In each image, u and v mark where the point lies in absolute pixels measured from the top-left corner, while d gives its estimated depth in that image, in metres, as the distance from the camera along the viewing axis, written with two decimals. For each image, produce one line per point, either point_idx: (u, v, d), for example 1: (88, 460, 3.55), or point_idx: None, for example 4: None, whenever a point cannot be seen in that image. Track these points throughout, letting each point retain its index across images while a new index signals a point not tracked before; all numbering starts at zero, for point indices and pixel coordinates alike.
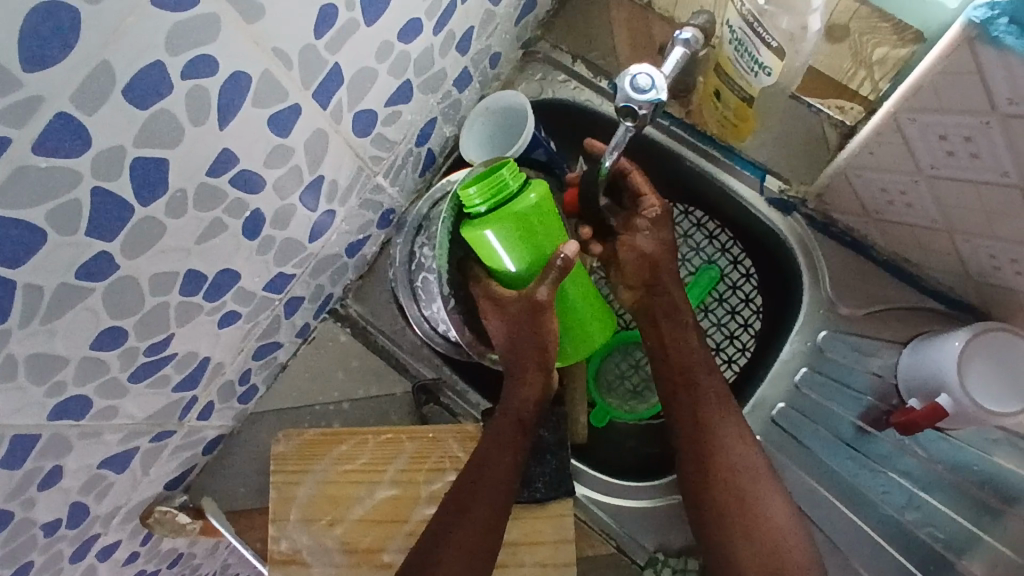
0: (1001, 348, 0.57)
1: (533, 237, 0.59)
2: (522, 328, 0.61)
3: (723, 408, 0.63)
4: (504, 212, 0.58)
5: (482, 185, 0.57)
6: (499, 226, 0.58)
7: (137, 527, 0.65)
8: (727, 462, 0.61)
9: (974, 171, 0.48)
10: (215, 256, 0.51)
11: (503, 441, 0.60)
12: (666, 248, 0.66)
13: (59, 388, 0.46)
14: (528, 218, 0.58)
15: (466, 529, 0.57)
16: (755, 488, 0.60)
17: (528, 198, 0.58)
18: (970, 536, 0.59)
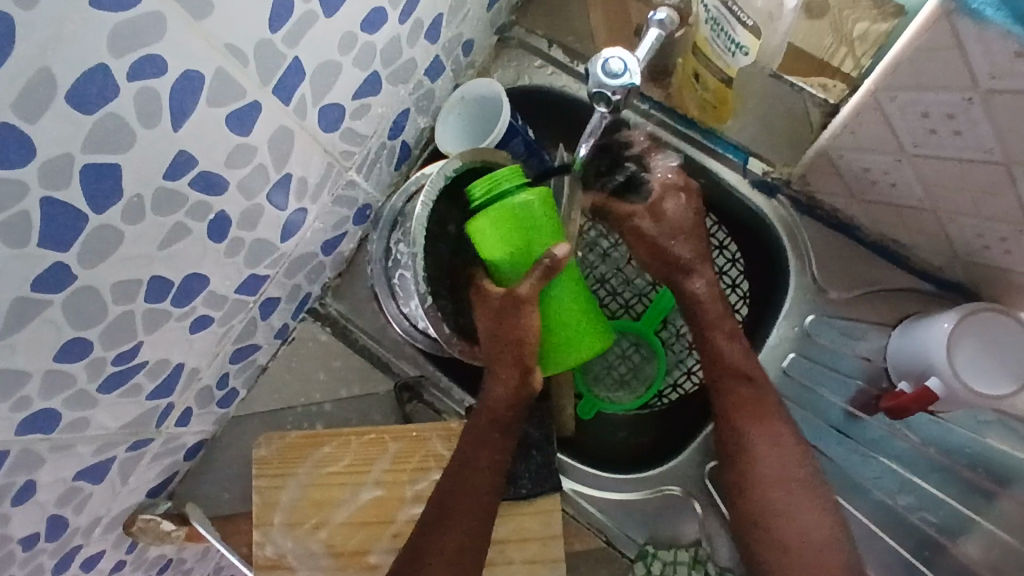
0: (990, 330, 0.56)
1: (523, 234, 0.59)
2: (503, 321, 0.59)
3: (756, 414, 0.61)
4: (496, 207, 0.58)
5: (481, 182, 0.59)
6: (490, 219, 0.58)
7: (120, 536, 0.64)
8: (749, 469, 0.60)
9: (958, 148, 0.47)
10: (182, 261, 0.50)
11: (485, 436, 0.60)
12: (676, 234, 0.65)
13: (24, 404, 0.45)
14: (521, 213, 0.58)
15: (450, 535, 0.56)
16: (774, 499, 0.59)
17: (522, 194, 0.58)
18: (963, 521, 0.57)
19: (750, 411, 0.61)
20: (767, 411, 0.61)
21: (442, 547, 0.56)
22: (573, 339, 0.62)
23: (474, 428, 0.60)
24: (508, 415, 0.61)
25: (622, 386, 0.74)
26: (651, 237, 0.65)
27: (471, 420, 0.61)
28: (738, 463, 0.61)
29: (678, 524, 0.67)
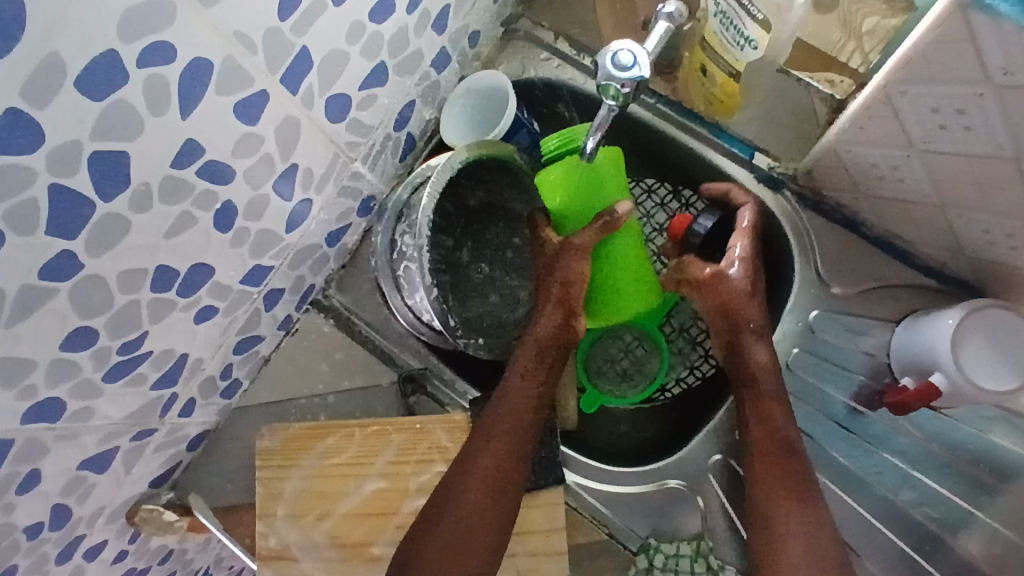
0: (996, 326, 0.56)
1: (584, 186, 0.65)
2: (556, 263, 0.64)
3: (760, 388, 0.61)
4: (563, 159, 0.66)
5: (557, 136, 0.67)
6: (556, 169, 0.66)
7: (123, 526, 0.64)
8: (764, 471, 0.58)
9: (967, 143, 0.47)
10: (187, 251, 0.49)
11: (533, 367, 0.63)
12: (752, 291, 0.63)
13: (30, 392, 0.44)
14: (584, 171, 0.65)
15: (487, 461, 0.58)
16: (781, 505, 0.56)
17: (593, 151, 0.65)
18: (963, 514, 0.57)
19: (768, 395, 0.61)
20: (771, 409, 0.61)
21: (478, 474, 0.57)
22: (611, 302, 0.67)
23: (524, 364, 0.63)
24: (557, 349, 0.64)
25: (625, 380, 0.74)
26: (734, 290, 0.63)
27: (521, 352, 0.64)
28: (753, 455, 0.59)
29: (682, 518, 0.67)
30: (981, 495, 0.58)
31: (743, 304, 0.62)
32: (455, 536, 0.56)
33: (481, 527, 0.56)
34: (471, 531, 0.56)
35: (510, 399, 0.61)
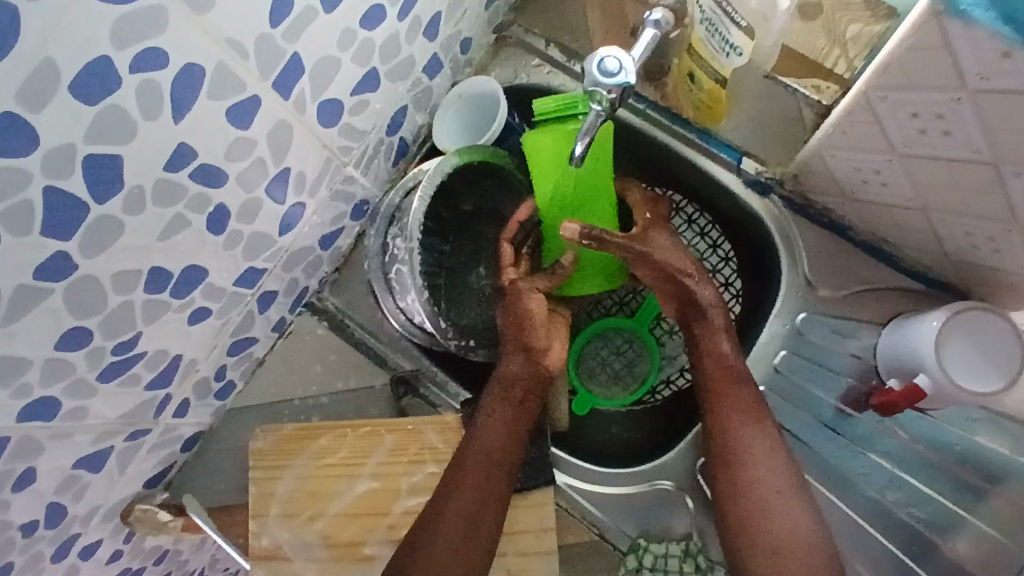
0: (981, 329, 0.56)
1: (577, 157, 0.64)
2: (509, 303, 0.64)
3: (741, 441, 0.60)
4: (562, 125, 0.62)
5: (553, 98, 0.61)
6: (551, 137, 0.63)
7: (118, 525, 0.64)
8: (751, 515, 0.58)
9: (946, 148, 0.47)
10: (180, 253, 0.50)
11: (501, 411, 0.61)
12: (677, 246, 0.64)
13: (25, 390, 0.45)
14: (582, 139, 0.63)
15: (450, 519, 0.57)
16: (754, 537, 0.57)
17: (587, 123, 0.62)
18: (953, 518, 0.57)
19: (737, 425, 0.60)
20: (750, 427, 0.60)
21: (440, 538, 0.57)
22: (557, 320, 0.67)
23: (492, 409, 0.61)
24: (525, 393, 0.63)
25: (616, 382, 0.74)
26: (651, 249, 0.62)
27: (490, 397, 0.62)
28: (731, 486, 0.59)
29: (670, 519, 0.67)
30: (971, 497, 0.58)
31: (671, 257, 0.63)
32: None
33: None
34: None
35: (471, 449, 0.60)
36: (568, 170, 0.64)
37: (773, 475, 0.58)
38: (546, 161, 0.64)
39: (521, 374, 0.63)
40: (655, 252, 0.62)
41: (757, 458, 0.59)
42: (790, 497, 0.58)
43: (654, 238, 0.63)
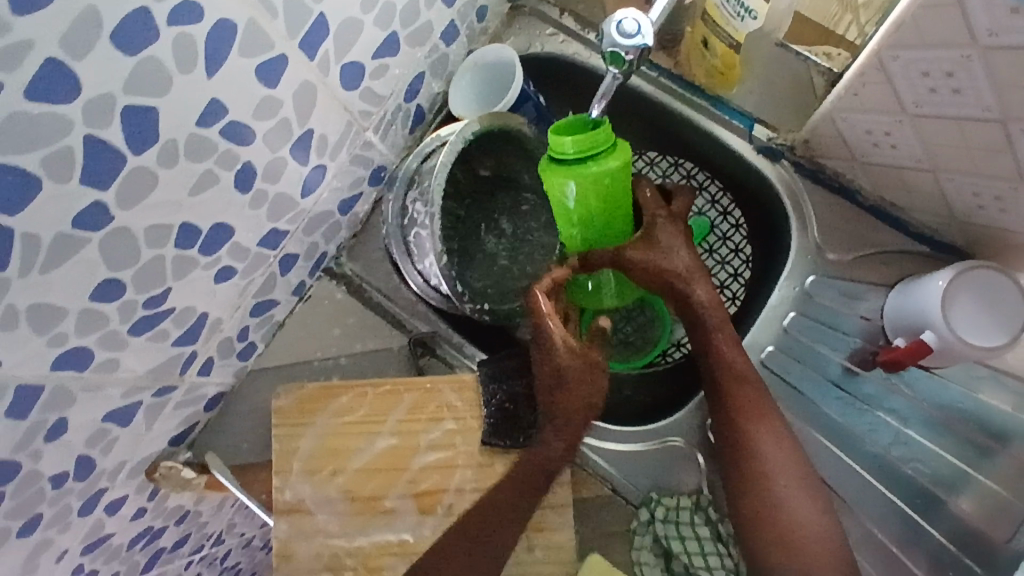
0: (988, 287, 0.57)
1: (599, 197, 0.58)
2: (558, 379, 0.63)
3: (748, 448, 0.58)
4: (591, 171, 0.56)
5: (579, 138, 0.54)
6: (580, 184, 0.56)
7: (143, 482, 0.66)
8: (768, 503, 0.57)
9: (956, 107, 0.49)
10: (208, 210, 0.51)
11: (528, 486, 0.62)
12: (682, 247, 0.63)
13: (60, 339, 0.47)
14: (611, 180, 0.57)
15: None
16: (768, 533, 0.56)
17: (611, 164, 0.55)
18: (960, 473, 0.60)
19: (747, 415, 0.59)
20: (764, 413, 0.59)
21: None
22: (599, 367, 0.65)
23: (518, 480, 0.62)
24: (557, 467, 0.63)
25: (626, 346, 0.76)
26: (650, 259, 0.62)
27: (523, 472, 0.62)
28: (744, 477, 0.58)
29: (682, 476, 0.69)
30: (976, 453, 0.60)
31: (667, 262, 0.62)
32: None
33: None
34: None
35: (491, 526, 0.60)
36: (594, 209, 0.59)
37: (785, 463, 0.57)
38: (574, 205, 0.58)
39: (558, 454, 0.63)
40: (654, 262, 0.62)
41: (766, 445, 0.58)
42: (804, 482, 0.57)
43: (661, 242, 0.63)
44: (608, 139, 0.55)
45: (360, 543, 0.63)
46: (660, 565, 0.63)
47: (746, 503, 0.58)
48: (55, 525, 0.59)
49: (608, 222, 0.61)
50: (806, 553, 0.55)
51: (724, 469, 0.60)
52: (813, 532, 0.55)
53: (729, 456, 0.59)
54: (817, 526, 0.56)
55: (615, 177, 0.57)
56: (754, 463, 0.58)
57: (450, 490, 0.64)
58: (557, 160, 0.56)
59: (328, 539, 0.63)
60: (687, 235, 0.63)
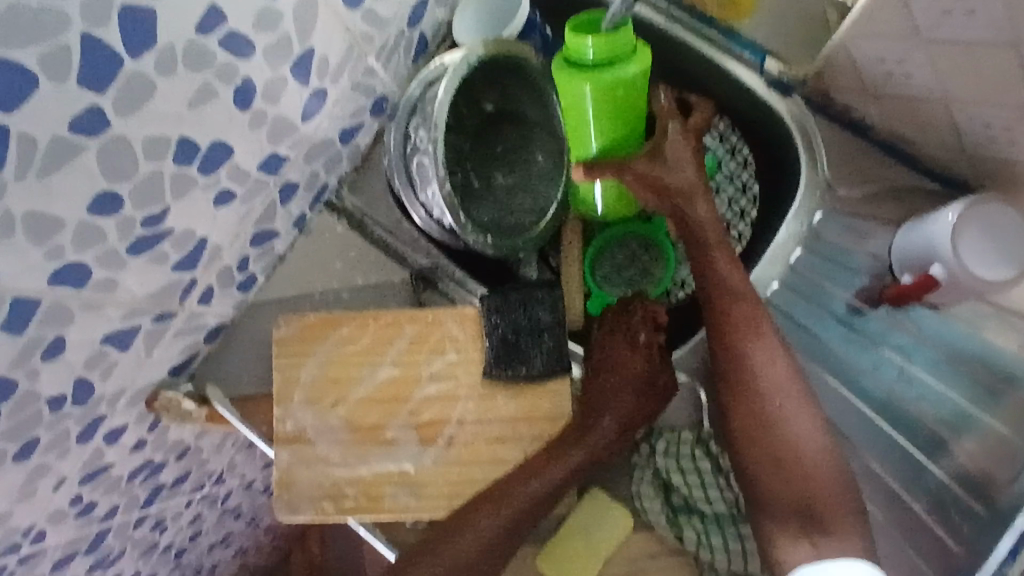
0: (999, 221, 0.56)
1: (616, 99, 0.66)
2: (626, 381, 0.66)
3: (743, 365, 0.58)
4: (606, 76, 0.64)
5: (603, 40, 0.62)
6: (595, 89, 0.65)
7: (144, 412, 0.66)
8: (761, 419, 0.57)
9: (973, 30, 0.47)
10: (206, 126, 0.50)
11: (576, 467, 0.63)
12: (687, 164, 0.65)
13: (58, 253, 0.46)
14: (625, 85, 0.64)
15: (477, 534, 0.60)
16: (756, 451, 0.57)
17: (630, 67, 0.63)
18: (964, 413, 0.59)
19: (742, 335, 0.59)
20: (762, 332, 0.59)
21: (465, 538, 0.60)
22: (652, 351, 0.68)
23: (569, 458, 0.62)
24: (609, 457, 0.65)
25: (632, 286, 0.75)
26: (652, 172, 0.65)
27: (592, 437, 0.63)
28: (736, 398, 0.58)
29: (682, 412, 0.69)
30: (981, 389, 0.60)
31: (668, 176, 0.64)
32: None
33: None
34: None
35: (556, 488, 0.62)
36: (608, 111, 0.67)
37: (779, 384, 0.57)
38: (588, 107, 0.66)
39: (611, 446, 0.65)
40: (657, 173, 0.65)
41: (760, 363, 0.58)
42: (798, 400, 0.57)
43: (667, 157, 0.65)
44: (628, 45, 0.63)
45: (362, 473, 0.63)
46: (660, 497, 0.63)
47: (741, 421, 0.58)
48: (55, 450, 0.58)
49: (619, 129, 0.69)
50: (797, 470, 0.55)
51: (718, 391, 0.60)
52: (808, 453, 0.55)
53: (721, 375, 0.59)
54: (814, 447, 0.55)
55: (632, 81, 0.65)
56: (747, 381, 0.58)
57: (452, 421, 0.64)
58: (580, 60, 0.64)
59: (331, 469, 0.64)
60: (694, 151, 0.65)
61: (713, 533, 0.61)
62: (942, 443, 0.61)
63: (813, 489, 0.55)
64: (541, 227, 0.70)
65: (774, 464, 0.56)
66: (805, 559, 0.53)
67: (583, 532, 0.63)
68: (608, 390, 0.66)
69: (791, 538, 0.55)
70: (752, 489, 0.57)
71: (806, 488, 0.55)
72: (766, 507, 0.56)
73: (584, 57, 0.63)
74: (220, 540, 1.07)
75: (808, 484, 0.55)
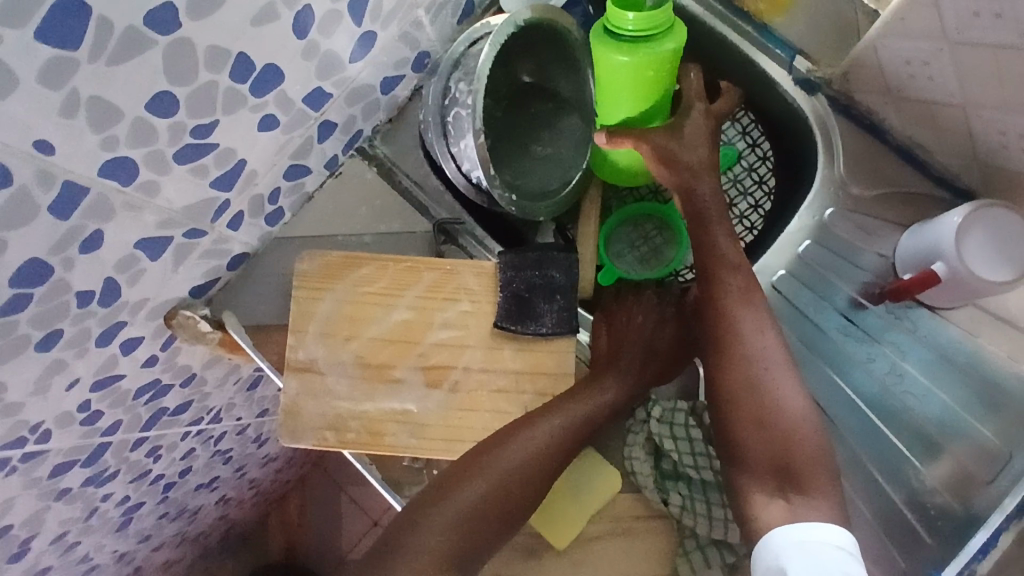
0: (1002, 225, 0.61)
1: (649, 75, 0.67)
2: (654, 333, 0.71)
3: (735, 333, 0.62)
4: (643, 50, 0.65)
5: (642, 16, 0.63)
6: (631, 61, 0.66)
7: (160, 328, 0.68)
8: (753, 384, 0.60)
9: (996, 32, 0.51)
10: (263, 45, 0.53)
11: (610, 401, 0.66)
12: (704, 142, 0.69)
13: (112, 144, 0.48)
14: (661, 60, 0.66)
15: (520, 452, 0.61)
16: (743, 416, 0.60)
17: (668, 44, 0.65)
18: (961, 416, 0.64)
19: (733, 302, 0.63)
20: (755, 302, 0.63)
21: (509, 455, 0.61)
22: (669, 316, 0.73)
23: (602, 390, 0.66)
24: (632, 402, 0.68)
25: (644, 263, 0.79)
26: (666, 147, 0.68)
27: (620, 377, 0.68)
28: (726, 366, 0.62)
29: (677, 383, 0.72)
30: (972, 385, 0.64)
31: (681, 152, 0.68)
32: (499, 487, 0.60)
33: (524, 494, 0.61)
34: (515, 490, 0.61)
35: (593, 418, 0.65)
36: (639, 85, 0.68)
37: (766, 353, 0.61)
38: (623, 79, 0.67)
39: (636, 390, 0.68)
40: (671, 149, 0.68)
41: (749, 331, 0.62)
42: (785, 372, 0.61)
43: (684, 135, 0.69)
44: (667, 21, 0.64)
45: (367, 408, 0.65)
46: (650, 461, 0.66)
47: (729, 386, 0.61)
48: (74, 349, 0.59)
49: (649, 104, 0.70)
50: (782, 433, 0.59)
51: (706, 359, 0.64)
52: (794, 416, 0.59)
53: (712, 340, 0.63)
54: (797, 408, 0.60)
55: (667, 59, 0.66)
56: (736, 348, 0.61)
57: (458, 367, 0.66)
58: (618, 32, 0.65)
59: (336, 401, 0.65)
60: (709, 133, 0.69)
61: (697, 498, 0.64)
62: (932, 442, 0.65)
63: (795, 452, 0.59)
64: (568, 192, 0.73)
65: (762, 426, 0.59)
66: (777, 516, 0.56)
67: (571, 489, 0.65)
68: (639, 341, 0.70)
69: (767, 495, 0.58)
70: (737, 453, 0.61)
71: (790, 453, 0.59)
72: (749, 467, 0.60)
73: (623, 29, 0.64)
74: (206, 484, 1.08)
75: (792, 446, 0.59)
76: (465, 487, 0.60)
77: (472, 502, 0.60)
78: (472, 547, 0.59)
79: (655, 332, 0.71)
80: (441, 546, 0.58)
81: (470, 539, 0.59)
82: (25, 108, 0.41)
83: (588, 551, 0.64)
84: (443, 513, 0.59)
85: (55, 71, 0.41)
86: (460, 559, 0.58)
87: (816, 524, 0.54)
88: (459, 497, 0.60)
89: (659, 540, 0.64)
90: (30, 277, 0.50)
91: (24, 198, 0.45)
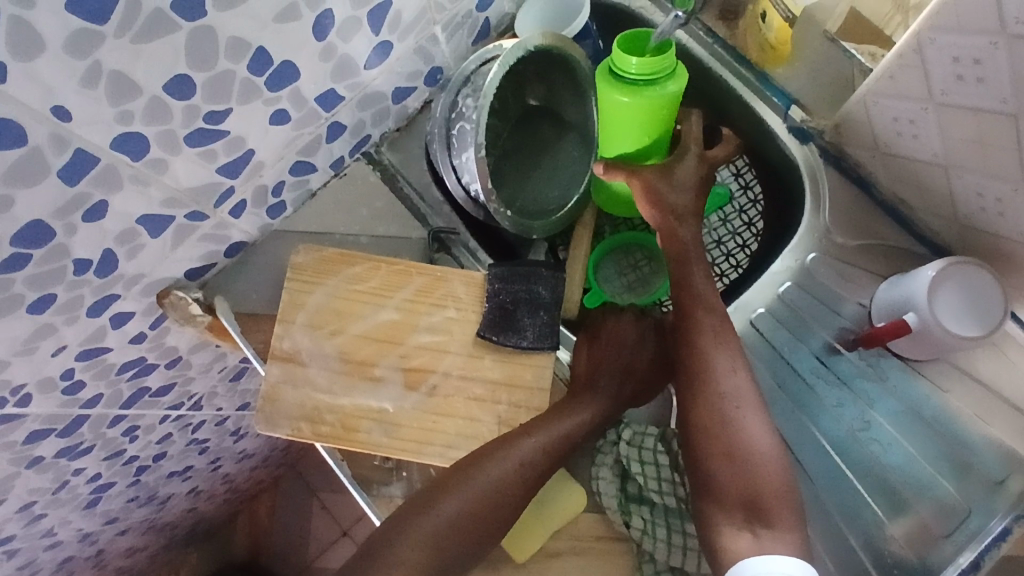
0: (968, 278, 0.64)
1: (650, 118, 0.71)
2: (632, 355, 0.73)
3: (710, 370, 0.63)
4: (645, 92, 0.68)
5: (646, 60, 0.66)
6: (633, 103, 0.69)
7: (151, 306, 0.69)
8: (723, 422, 0.61)
9: (978, 97, 0.54)
10: (286, 42, 0.55)
11: (586, 422, 0.67)
12: (693, 185, 0.72)
13: (127, 118, 0.50)
14: (664, 101, 0.69)
15: (497, 472, 0.62)
16: (712, 451, 0.61)
17: (668, 87, 0.68)
18: (930, 477, 0.67)
19: (706, 339, 0.64)
20: (731, 340, 0.65)
21: (488, 474, 0.62)
22: (645, 335, 0.75)
23: (579, 412, 0.67)
24: (608, 423, 0.70)
25: (630, 289, 0.82)
26: (655, 187, 0.71)
27: (598, 400, 0.69)
28: (694, 401, 0.63)
29: (651, 409, 0.73)
30: (940, 437, 0.68)
31: (665, 193, 0.71)
32: (482, 502, 0.62)
33: (502, 513, 0.62)
34: (497, 504, 0.62)
35: (574, 441, 0.66)
36: (640, 125, 0.71)
37: (733, 393, 0.62)
38: (622, 118, 0.71)
39: (613, 411, 0.70)
40: (658, 189, 0.71)
41: (721, 369, 0.63)
42: (751, 412, 0.62)
43: (675, 178, 0.72)
44: (670, 66, 0.67)
45: (343, 403, 0.66)
46: (616, 484, 0.66)
47: (700, 421, 0.62)
48: (64, 316, 0.61)
49: (648, 140, 0.74)
50: (750, 470, 0.60)
51: (679, 391, 0.65)
52: (761, 454, 0.61)
53: (686, 373, 0.64)
54: (766, 451, 0.61)
55: (668, 100, 0.69)
56: (708, 386, 0.63)
57: (438, 371, 0.67)
58: (621, 74, 0.68)
59: (315, 392, 0.66)
60: (699, 177, 0.73)
61: (659, 524, 0.65)
62: (901, 499, 0.66)
63: (761, 489, 0.60)
64: (563, 214, 0.76)
65: (733, 462, 0.60)
66: (747, 548, 0.57)
67: (539, 502, 0.66)
68: (617, 362, 0.72)
69: (735, 529, 0.59)
70: (708, 489, 0.61)
71: (757, 490, 0.60)
72: (716, 500, 0.61)
73: (626, 72, 0.68)
74: (179, 472, 1.08)
75: (757, 483, 0.60)
76: (446, 501, 0.62)
77: (452, 516, 0.62)
78: (454, 557, 0.61)
79: (633, 353, 0.73)
80: (420, 555, 0.61)
81: (449, 549, 0.61)
82: (50, 72, 0.43)
83: (546, 566, 0.64)
84: (422, 528, 0.61)
85: (81, 41, 0.43)
86: (439, 567, 0.61)
87: (779, 555, 0.55)
88: (440, 510, 0.62)
89: (618, 562, 0.65)
90: (31, 237, 0.51)
91: (36, 158, 0.47)
